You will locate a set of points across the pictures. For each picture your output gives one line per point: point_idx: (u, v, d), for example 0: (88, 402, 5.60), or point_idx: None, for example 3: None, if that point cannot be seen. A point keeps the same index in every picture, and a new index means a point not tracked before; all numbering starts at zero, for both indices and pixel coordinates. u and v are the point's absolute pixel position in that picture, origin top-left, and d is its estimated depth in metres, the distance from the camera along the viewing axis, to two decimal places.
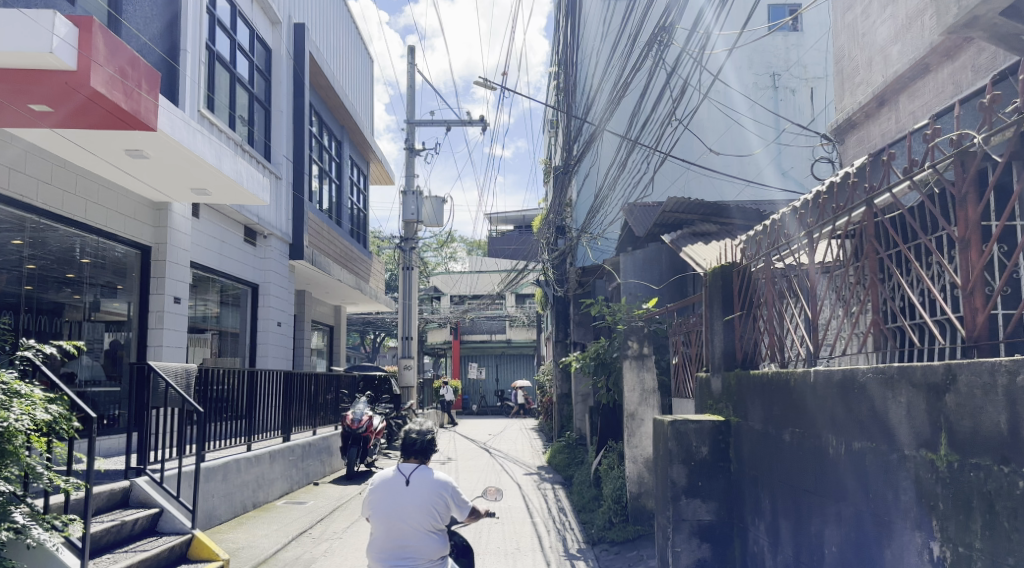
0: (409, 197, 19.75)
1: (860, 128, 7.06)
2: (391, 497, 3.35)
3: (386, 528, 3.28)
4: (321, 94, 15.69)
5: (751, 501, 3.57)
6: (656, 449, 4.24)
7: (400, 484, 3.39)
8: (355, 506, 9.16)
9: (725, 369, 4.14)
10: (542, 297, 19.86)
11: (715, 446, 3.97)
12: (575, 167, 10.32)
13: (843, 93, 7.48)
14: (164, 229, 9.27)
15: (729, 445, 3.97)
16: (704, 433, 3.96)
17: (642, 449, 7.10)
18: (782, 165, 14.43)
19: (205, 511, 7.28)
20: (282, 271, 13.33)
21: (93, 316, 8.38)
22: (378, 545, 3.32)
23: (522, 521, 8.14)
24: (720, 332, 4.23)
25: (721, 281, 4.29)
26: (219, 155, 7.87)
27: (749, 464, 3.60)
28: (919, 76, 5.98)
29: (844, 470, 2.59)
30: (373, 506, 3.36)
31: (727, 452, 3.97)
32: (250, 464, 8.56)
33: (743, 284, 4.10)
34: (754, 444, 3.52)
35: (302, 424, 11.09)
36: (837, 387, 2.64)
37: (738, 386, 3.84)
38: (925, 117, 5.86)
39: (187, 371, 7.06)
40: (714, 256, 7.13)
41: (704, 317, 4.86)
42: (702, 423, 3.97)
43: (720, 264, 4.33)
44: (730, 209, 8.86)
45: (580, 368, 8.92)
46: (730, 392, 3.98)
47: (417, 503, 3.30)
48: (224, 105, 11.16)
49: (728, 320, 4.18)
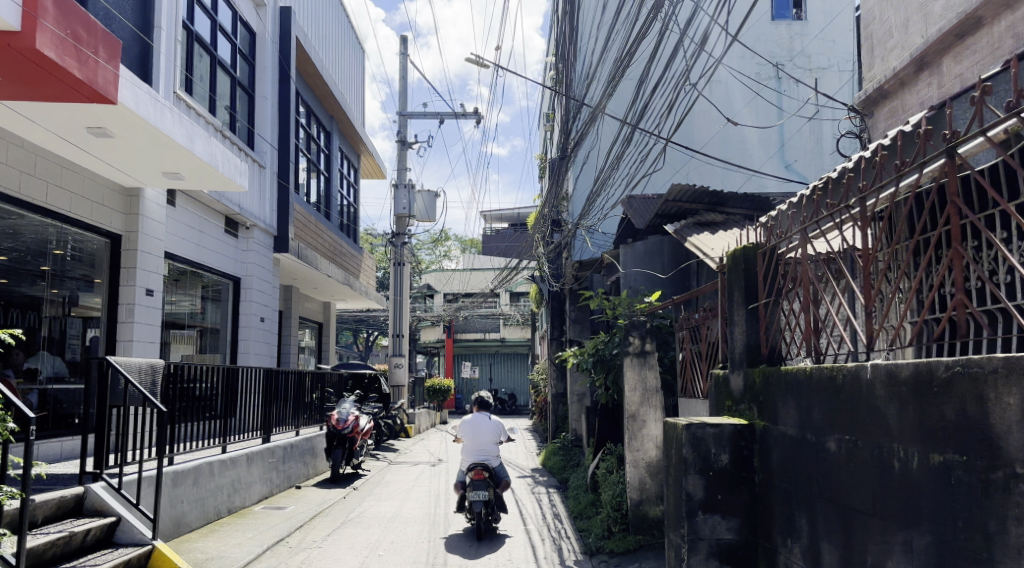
0: (400, 190, 19.28)
1: (893, 98, 6.63)
2: (476, 427, 7.76)
3: (474, 441, 7.68)
4: (309, 82, 15.15)
5: (790, 519, 3.06)
6: (668, 456, 3.73)
7: (480, 422, 7.79)
8: (337, 512, 8.62)
9: (745, 364, 3.62)
10: (536, 294, 19.36)
11: (737, 454, 3.46)
12: (571, 155, 9.83)
13: (873, 61, 7.00)
14: (136, 217, 8.70)
15: (755, 455, 3.46)
16: (724, 438, 3.45)
17: (645, 453, 6.60)
18: (785, 157, 14.02)
19: (172, 517, 6.75)
20: (265, 264, 12.77)
21: (72, 312, 7.99)
22: (468, 448, 7.72)
23: (515, 529, 7.63)
24: (742, 323, 3.70)
25: (744, 265, 3.76)
26: (190, 136, 7.32)
27: (779, 475, 3.11)
28: (968, 32, 5.53)
29: (920, 488, 2.09)
30: (467, 430, 7.75)
31: (752, 462, 3.47)
32: (225, 467, 8.02)
33: (770, 268, 3.58)
34: (787, 452, 3.01)
35: (284, 423, 10.56)
36: (910, 386, 2.14)
37: (764, 384, 3.33)
38: (977, 78, 5.38)
39: (153, 367, 6.49)
40: (723, 245, 6.62)
41: (720, 306, 4.34)
42: (723, 427, 3.45)
43: (742, 245, 3.81)
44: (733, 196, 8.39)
45: (578, 367, 8.41)
46: (755, 391, 3.47)
47: (487, 431, 7.73)
48: (204, 87, 10.64)
49: (753, 308, 3.67)
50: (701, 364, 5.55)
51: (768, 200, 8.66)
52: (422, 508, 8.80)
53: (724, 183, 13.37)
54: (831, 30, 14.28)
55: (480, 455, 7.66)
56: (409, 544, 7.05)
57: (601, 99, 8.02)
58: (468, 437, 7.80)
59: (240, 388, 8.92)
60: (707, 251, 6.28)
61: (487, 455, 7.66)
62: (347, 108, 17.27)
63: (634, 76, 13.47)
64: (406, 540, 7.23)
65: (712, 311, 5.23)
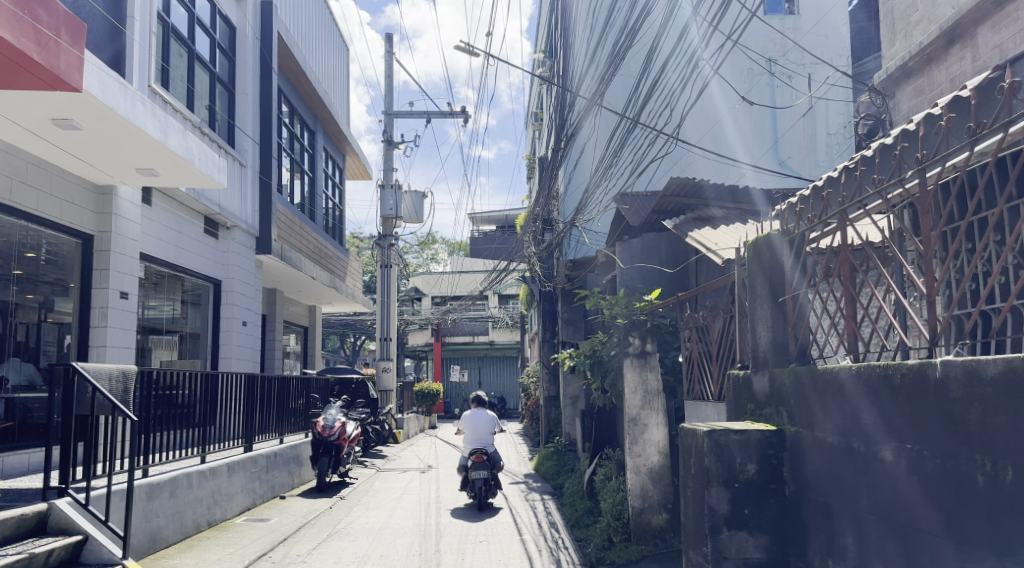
0: (387, 191, 18.91)
1: (919, 75, 6.49)
2: (474, 420, 9.44)
3: (473, 431, 9.35)
4: (291, 79, 14.76)
5: (836, 535, 2.74)
6: (687, 466, 3.42)
7: (477, 415, 9.47)
8: (324, 523, 8.22)
9: (771, 362, 3.33)
10: (526, 296, 19.07)
11: (764, 464, 3.16)
12: (564, 152, 9.54)
13: (894, 37, 6.86)
14: (109, 216, 8.27)
15: (784, 464, 3.16)
16: (750, 446, 3.14)
17: (647, 459, 6.30)
18: (778, 153, 13.78)
19: (147, 532, 6.35)
20: (247, 265, 12.35)
21: (48, 317, 7.61)
22: (468, 438, 9.38)
23: (510, 539, 7.29)
24: (768, 319, 3.40)
25: (768, 254, 3.46)
26: (164, 128, 6.94)
27: (826, 484, 2.80)
28: (1006, 1, 5.26)
29: None
30: (467, 423, 9.41)
31: (781, 473, 3.16)
32: (204, 478, 7.62)
33: (800, 258, 3.27)
34: (839, 461, 2.70)
35: (268, 431, 10.14)
36: (1013, 384, 1.85)
37: (798, 385, 3.04)
38: (1014, 52, 5.13)
39: (125, 374, 6.07)
40: (726, 238, 6.35)
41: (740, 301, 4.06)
42: (750, 434, 3.14)
43: (766, 234, 3.50)
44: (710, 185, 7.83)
45: (574, 368, 8.10)
46: (784, 393, 3.17)
47: (483, 422, 9.39)
48: (182, 82, 10.24)
49: (782, 301, 3.39)
50: (710, 365, 5.24)
51: (748, 192, 8.11)
52: (413, 517, 8.43)
53: (717, 179, 13.09)
54: (825, 24, 13.96)
55: (478, 443, 9.30)
56: (400, 557, 6.68)
57: (597, 90, 7.75)
58: (468, 430, 9.46)
59: (221, 395, 8.52)
60: (712, 246, 6.00)
61: (484, 442, 9.30)
62: (332, 106, 16.89)
63: (627, 72, 13.21)
64: (396, 553, 6.85)
65: (726, 308, 4.84)
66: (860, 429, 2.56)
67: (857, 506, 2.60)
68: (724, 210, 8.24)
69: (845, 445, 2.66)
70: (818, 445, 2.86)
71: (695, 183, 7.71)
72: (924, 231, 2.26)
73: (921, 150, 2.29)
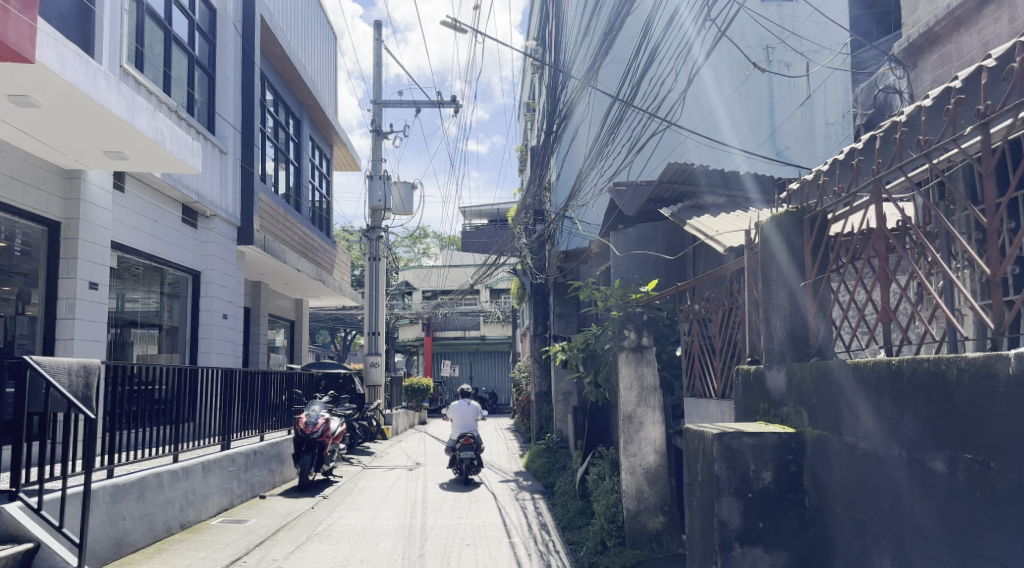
0: (375, 182, 18.46)
1: (945, 43, 6.39)
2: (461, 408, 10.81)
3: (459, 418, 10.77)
4: (276, 64, 14.32)
5: (869, 554, 2.42)
6: (693, 472, 3.09)
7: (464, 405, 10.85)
8: (304, 525, 7.86)
9: (788, 356, 3.01)
10: (517, 290, 18.74)
11: (782, 471, 2.85)
12: (556, 138, 9.17)
13: (918, 3, 6.74)
14: (76, 202, 7.81)
15: (804, 472, 2.85)
16: (765, 451, 2.83)
17: (643, 459, 5.97)
18: (777, 144, 13.34)
19: (112, 537, 5.96)
20: (227, 257, 11.89)
21: (25, 310, 7.38)
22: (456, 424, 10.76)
23: (498, 541, 6.95)
24: (787, 305, 3.09)
25: (788, 232, 3.10)
26: (131, 106, 6.53)
27: (859, 495, 2.48)
28: None
29: None
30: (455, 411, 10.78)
31: (801, 482, 2.85)
32: (176, 479, 7.22)
33: (821, 237, 2.95)
34: (876, 470, 2.37)
35: (248, 427, 9.75)
36: None
37: (822, 381, 2.70)
38: None
39: (89, 368, 5.65)
40: (727, 224, 5.99)
41: (751, 286, 3.74)
42: (765, 437, 2.83)
43: (784, 211, 3.16)
44: (700, 171, 7.49)
45: (566, 362, 7.73)
46: (804, 391, 2.84)
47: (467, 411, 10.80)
48: (157, 64, 9.81)
49: (805, 285, 3.06)
50: (713, 362, 4.91)
51: (738, 176, 7.79)
52: (398, 518, 8.08)
53: (715, 164, 12.47)
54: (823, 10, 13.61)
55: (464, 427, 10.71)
56: (382, 562, 6.30)
57: (590, 71, 7.38)
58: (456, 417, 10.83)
59: (197, 390, 8.12)
60: (712, 234, 5.68)
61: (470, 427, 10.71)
62: (318, 94, 16.45)
63: (620, 58, 12.86)
64: (378, 557, 6.47)
65: (733, 299, 4.46)
66: (898, 433, 2.27)
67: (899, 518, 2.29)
68: (720, 198, 7.93)
69: (881, 451, 2.35)
70: (846, 450, 2.56)
71: (691, 169, 7.38)
72: (990, 199, 1.94)
73: (987, 102, 2.00)
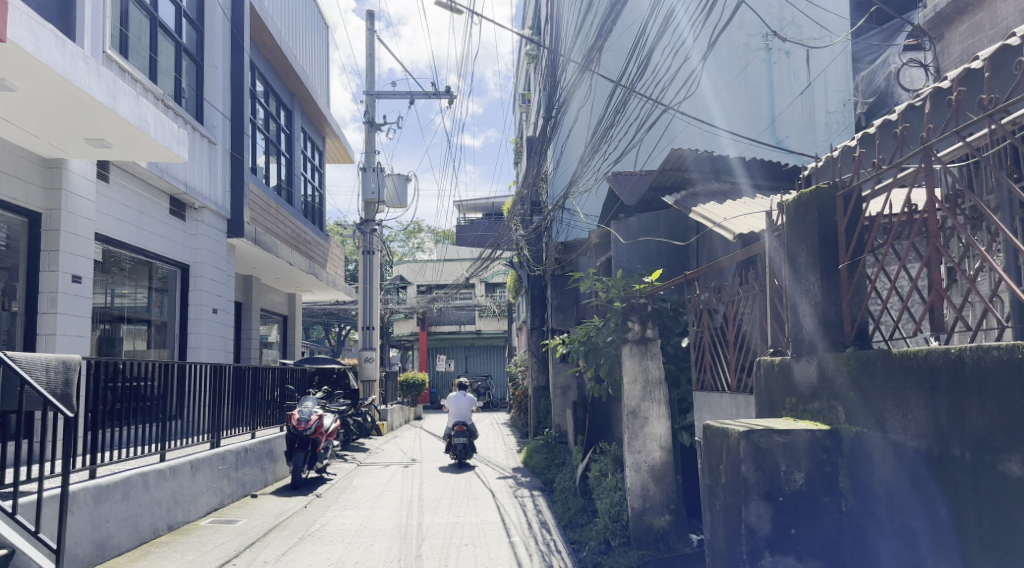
0: (368, 174, 18.16)
1: (974, 13, 6.67)
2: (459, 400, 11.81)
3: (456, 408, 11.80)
4: (266, 53, 13.99)
5: None
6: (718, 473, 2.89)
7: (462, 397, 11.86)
8: (296, 525, 7.60)
9: (820, 346, 2.84)
10: (513, 284, 18.47)
11: (816, 472, 2.68)
12: (555, 126, 8.90)
13: None
14: (57, 192, 7.51)
15: (839, 473, 2.68)
16: (797, 451, 2.66)
17: (648, 455, 5.74)
18: (776, 134, 12.72)
19: (93, 541, 5.69)
20: (217, 250, 11.61)
21: (6, 306, 7.11)
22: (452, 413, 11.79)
23: (498, 541, 6.72)
24: (816, 291, 2.91)
25: (818, 209, 2.90)
26: (112, 91, 6.24)
27: None
28: None
29: None
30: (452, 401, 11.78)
31: (837, 484, 2.69)
32: (163, 479, 6.96)
33: (858, 216, 2.77)
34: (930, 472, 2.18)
35: (238, 425, 9.47)
36: None
37: (863, 373, 2.54)
38: None
39: (69, 363, 5.36)
40: (733, 211, 5.77)
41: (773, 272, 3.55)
42: (798, 435, 2.66)
43: (812, 188, 2.97)
44: (691, 157, 7.16)
45: (567, 356, 7.49)
46: (840, 385, 2.67)
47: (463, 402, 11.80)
48: (143, 50, 9.49)
49: (839, 268, 2.87)
50: (724, 353, 4.69)
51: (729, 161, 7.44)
52: (393, 518, 7.83)
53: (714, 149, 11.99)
54: None
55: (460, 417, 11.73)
56: (376, 564, 6.05)
57: (590, 54, 7.14)
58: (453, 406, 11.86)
59: (186, 385, 7.86)
60: (720, 220, 5.46)
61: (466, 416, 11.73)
62: (309, 84, 16.11)
63: (619, 46, 12.60)
64: (373, 558, 6.23)
65: (745, 292, 4.26)
66: (960, 431, 2.08)
67: (966, 527, 2.11)
68: (721, 185, 7.65)
69: (939, 451, 2.16)
70: (895, 449, 2.37)
71: (684, 156, 7.09)
72: None
73: None
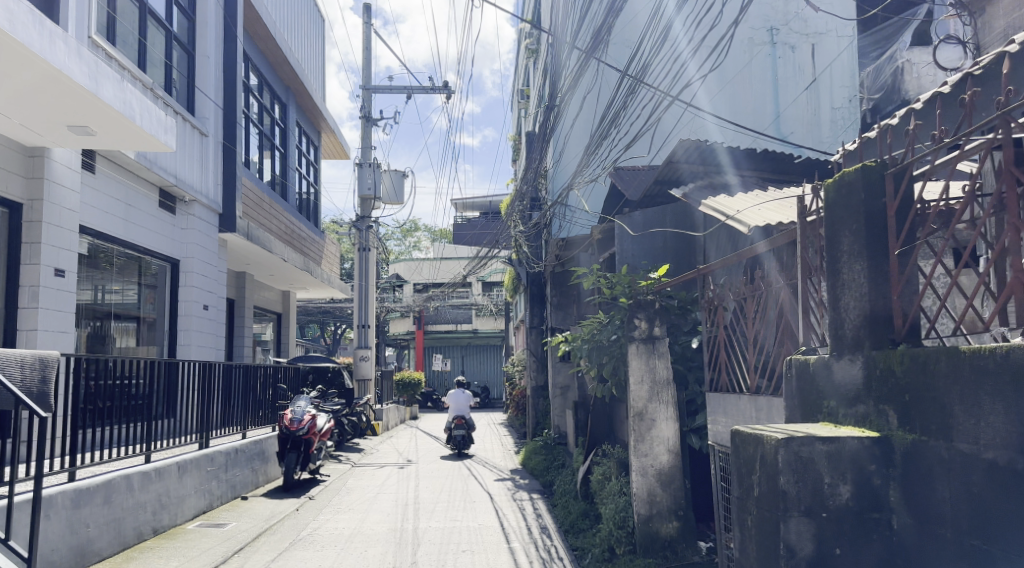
0: (365, 170, 17.84)
1: None
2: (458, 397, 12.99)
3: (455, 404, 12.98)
4: (260, 45, 13.69)
5: None
6: (754, 485, 2.68)
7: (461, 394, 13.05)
8: (287, 529, 7.32)
9: (867, 343, 2.69)
10: (511, 282, 18.17)
11: (862, 485, 2.52)
12: (556, 118, 8.64)
13: None
14: (39, 181, 7.21)
15: (890, 486, 2.51)
16: (842, 461, 2.51)
17: (655, 459, 5.49)
18: (782, 130, 12.10)
19: (72, 547, 5.41)
20: (208, 244, 11.31)
21: None
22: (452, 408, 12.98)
23: (497, 546, 6.46)
24: (863, 281, 2.73)
25: (865, 188, 2.74)
26: (94, 77, 5.96)
27: None
28: None
29: None
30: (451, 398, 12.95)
31: (885, 499, 2.52)
32: (149, 480, 6.69)
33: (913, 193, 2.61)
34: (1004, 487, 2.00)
35: (228, 425, 9.17)
36: None
37: (916, 372, 2.37)
38: None
39: (46, 360, 5.07)
40: (747, 203, 5.53)
41: (805, 265, 3.37)
42: (842, 443, 2.52)
43: (856, 167, 2.81)
44: (679, 148, 6.80)
45: (569, 355, 7.24)
46: (890, 386, 2.52)
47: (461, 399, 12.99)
48: (131, 39, 9.20)
49: (890, 256, 2.70)
50: (740, 353, 4.47)
51: (709, 153, 7.11)
52: (388, 522, 7.56)
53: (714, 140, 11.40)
54: None
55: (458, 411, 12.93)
56: None
57: (593, 44, 6.89)
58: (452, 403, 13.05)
59: (176, 383, 7.60)
60: (731, 213, 5.22)
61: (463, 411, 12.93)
62: (305, 78, 15.81)
63: (622, 39, 12.33)
64: (367, 565, 5.95)
65: (768, 288, 4.00)
66: None
67: None
68: (736, 177, 7.34)
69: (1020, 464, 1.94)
70: (964, 461, 2.17)
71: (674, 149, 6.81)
72: None
73: None
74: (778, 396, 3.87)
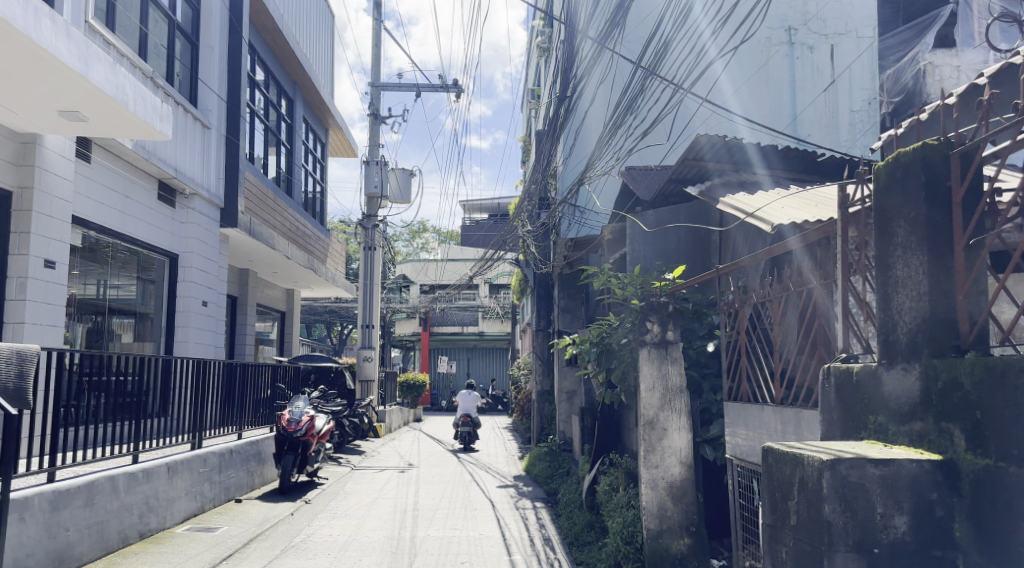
0: (372, 168, 17.57)
1: None
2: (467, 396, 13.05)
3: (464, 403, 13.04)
4: (266, 37, 13.43)
5: None
6: (798, 513, 2.41)
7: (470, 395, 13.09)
8: (280, 535, 7.02)
9: (925, 349, 2.42)
10: (518, 285, 17.86)
11: (921, 515, 2.26)
12: (567, 113, 8.34)
13: None
14: (30, 168, 6.98)
15: (955, 519, 2.23)
16: (900, 487, 2.25)
17: (666, 471, 5.17)
18: (798, 131, 11.51)
19: (48, 552, 5.12)
20: (209, 239, 11.06)
21: None
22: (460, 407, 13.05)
23: (497, 557, 6.15)
24: (922, 281, 2.47)
25: (924, 174, 2.48)
26: (83, 57, 5.70)
27: None
28: None
29: None
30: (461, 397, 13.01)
31: (948, 534, 2.24)
32: (136, 482, 6.42)
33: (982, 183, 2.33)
34: None
35: (223, 425, 8.89)
36: None
37: (987, 385, 2.10)
38: None
39: (24, 353, 4.80)
40: (769, 200, 5.21)
41: (846, 264, 3.09)
42: (899, 467, 2.25)
43: (910, 149, 2.55)
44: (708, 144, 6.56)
45: (577, 358, 6.91)
46: (952, 399, 2.25)
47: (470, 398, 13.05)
48: (132, 26, 8.96)
49: (953, 250, 2.43)
50: (762, 359, 4.18)
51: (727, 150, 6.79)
52: (385, 529, 7.27)
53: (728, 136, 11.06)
54: None
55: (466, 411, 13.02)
56: None
57: (605, 35, 6.59)
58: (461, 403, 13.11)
59: (171, 379, 7.34)
60: (751, 210, 4.91)
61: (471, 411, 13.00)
62: (312, 73, 15.55)
63: (637, 34, 12.00)
64: None
65: (798, 288, 3.67)
66: None
67: None
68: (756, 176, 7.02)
69: None
70: None
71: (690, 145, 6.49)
72: None
73: None
74: (806, 409, 3.55)
